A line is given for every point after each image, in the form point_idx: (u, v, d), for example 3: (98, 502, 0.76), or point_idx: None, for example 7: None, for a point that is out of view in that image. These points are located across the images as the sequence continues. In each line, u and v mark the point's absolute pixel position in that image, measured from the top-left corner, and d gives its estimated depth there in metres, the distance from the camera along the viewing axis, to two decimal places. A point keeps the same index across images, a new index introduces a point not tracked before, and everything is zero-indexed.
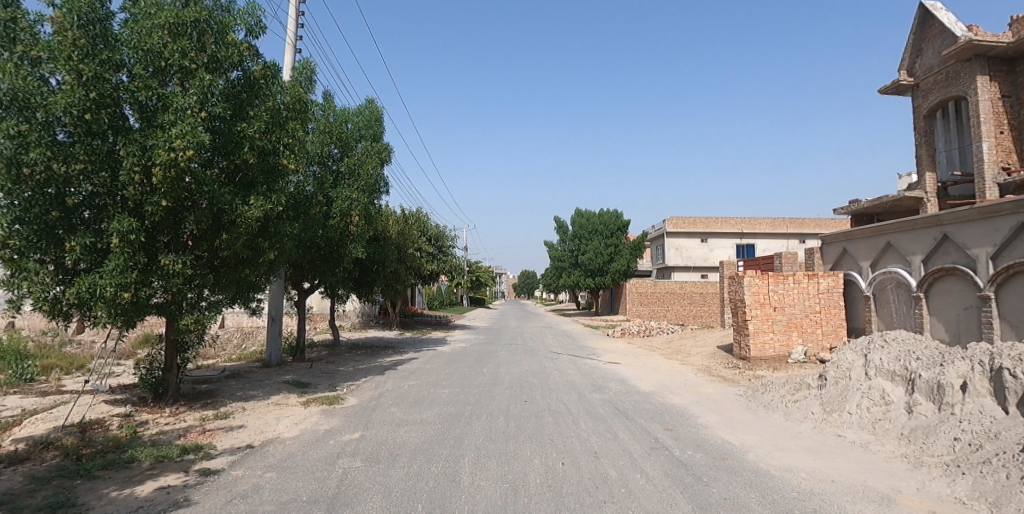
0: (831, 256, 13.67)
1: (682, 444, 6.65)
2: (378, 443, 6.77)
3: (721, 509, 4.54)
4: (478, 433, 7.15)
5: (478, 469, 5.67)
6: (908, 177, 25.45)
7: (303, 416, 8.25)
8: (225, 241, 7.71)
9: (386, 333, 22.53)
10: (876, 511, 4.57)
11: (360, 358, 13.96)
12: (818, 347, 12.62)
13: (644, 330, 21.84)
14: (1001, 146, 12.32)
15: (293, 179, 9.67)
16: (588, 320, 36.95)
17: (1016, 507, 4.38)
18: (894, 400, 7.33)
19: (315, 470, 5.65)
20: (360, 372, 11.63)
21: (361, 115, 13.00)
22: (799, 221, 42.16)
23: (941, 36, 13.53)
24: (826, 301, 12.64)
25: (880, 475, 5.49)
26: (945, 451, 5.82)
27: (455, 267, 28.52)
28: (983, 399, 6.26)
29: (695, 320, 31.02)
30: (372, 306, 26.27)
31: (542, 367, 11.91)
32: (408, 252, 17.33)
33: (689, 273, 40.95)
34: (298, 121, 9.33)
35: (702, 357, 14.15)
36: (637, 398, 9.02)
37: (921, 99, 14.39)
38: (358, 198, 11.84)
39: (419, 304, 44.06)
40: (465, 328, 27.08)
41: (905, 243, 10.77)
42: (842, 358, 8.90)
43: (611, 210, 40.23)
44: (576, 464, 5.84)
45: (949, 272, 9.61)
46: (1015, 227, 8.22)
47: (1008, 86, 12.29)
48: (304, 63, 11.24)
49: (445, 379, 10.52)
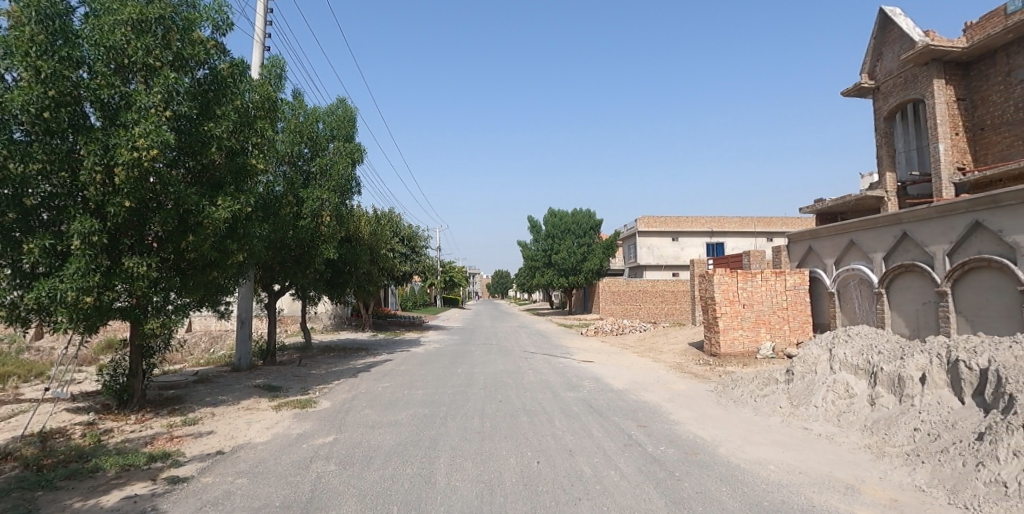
0: (797, 254, 14.00)
1: (654, 440, 6.77)
2: (352, 446, 6.72)
3: (694, 504, 4.62)
4: (453, 433, 7.15)
5: (453, 469, 5.67)
6: (868, 178, 26.13)
7: (274, 420, 8.11)
8: (192, 243, 7.53)
9: (359, 336, 22.26)
10: (841, 501, 4.73)
11: (333, 361, 13.72)
12: (785, 343, 12.86)
13: (617, 328, 22.05)
14: (956, 147, 12.71)
15: (262, 179, 9.45)
16: (561, 319, 37.17)
17: (971, 493, 4.62)
18: (857, 393, 7.57)
19: (287, 475, 5.57)
20: (333, 375, 11.47)
21: (332, 116, 12.80)
22: (766, 221, 43.02)
23: (899, 41, 13.99)
24: (792, 297, 12.96)
25: (844, 465, 5.70)
26: (905, 441, 6.07)
27: (427, 267, 28.28)
28: (940, 391, 6.56)
29: (666, 318, 31.50)
30: (344, 307, 26.01)
31: (516, 366, 11.94)
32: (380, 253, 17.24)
33: (661, 271, 41.61)
34: (267, 120, 9.21)
35: (674, 354, 14.32)
36: (610, 395, 9.11)
37: (881, 101, 14.83)
38: (329, 199, 11.58)
39: (391, 305, 43.76)
40: (439, 329, 26.88)
41: (867, 241, 11.12)
42: (808, 353, 9.11)
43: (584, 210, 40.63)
44: (551, 462, 5.89)
45: (908, 269, 9.99)
46: (971, 225, 8.59)
47: (962, 90, 12.81)
48: (273, 61, 11.00)
49: (420, 380, 10.47)
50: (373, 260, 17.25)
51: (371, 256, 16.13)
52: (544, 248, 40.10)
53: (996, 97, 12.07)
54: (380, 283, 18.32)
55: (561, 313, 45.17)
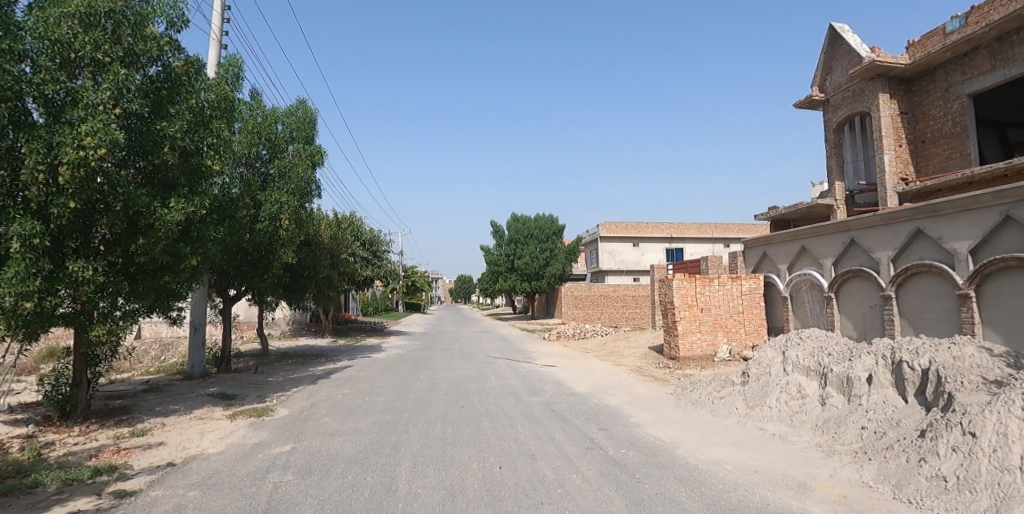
0: (752, 259, 14.43)
1: (616, 443, 6.84)
2: (310, 455, 6.55)
3: (654, 506, 4.69)
4: (415, 440, 7.06)
5: (415, 476, 5.60)
6: (817, 187, 27.23)
7: (229, 430, 7.84)
8: (142, 246, 7.22)
9: (319, 342, 21.80)
10: (794, 499, 4.87)
11: (291, 368, 13.39)
12: (741, 346, 13.22)
13: (579, 332, 22.26)
14: (900, 158, 13.33)
15: (218, 180, 9.18)
16: (524, 323, 37.29)
17: (914, 488, 4.83)
18: (809, 394, 7.84)
19: (242, 486, 5.39)
20: (291, 382, 11.18)
21: (291, 117, 12.54)
22: (724, 227, 44.17)
23: (847, 57, 14.63)
24: (748, 302, 13.34)
25: (797, 464, 5.88)
26: (853, 439, 6.31)
27: (389, 272, 27.94)
28: (886, 391, 6.87)
29: (627, 322, 32.01)
30: (303, 312, 25.42)
31: (479, 371, 11.89)
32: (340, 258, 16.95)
33: (622, 276, 42.29)
34: (223, 120, 8.96)
35: (635, 358, 14.53)
36: (572, 399, 9.17)
37: (831, 113, 15.46)
38: (288, 201, 11.32)
39: (352, 310, 43.00)
40: (401, 334, 26.57)
41: (817, 247, 11.56)
42: (763, 355, 9.38)
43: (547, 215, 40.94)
44: (513, 467, 5.88)
45: (856, 273, 10.43)
46: (913, 232, 9.05)
47: (905, 104, 13.48)
48: (231, 59, 10.71)
49: (381, 387, 10.30)
50: (334, 264, 16.95)
51: (331, 260, 15.84)
52: (507, 253, 40.18)
53: (936, 112, 12.76)
54: (341, 287, 18.00)
55: (524, 318, 45.27)
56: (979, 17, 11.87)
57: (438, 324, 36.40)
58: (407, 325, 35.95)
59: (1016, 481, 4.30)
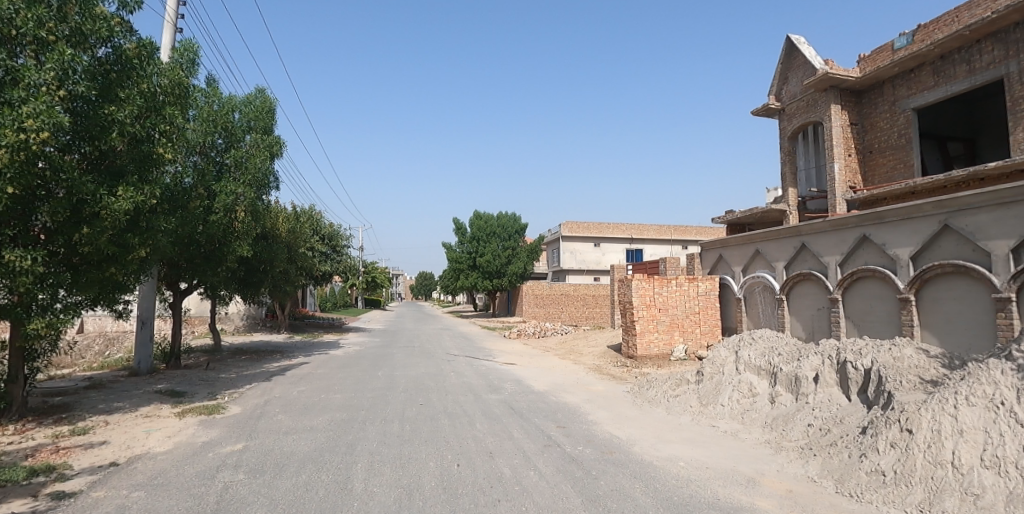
0: (708, 261, 14.82)
1: (573, 440, 6.92)
2: (263, 453, 6.39)
3: (610, 502, 4.77)
4: (372, 438, 6.98)
5: (371, 474, 5.53)
6: (772, 193, 28.12)
7: (178, 428, 7.57)
8: (86, 236, 6.88)
9: (274, 338, 21.26)
10: (743, 493, 5.03)
11: (244, 364, 13.03)
12: (696, 345, 13.57)
13: (539, 331, 22.43)
14: (849, 167, 13.93)
15: (169, 169, 8.86)
16: (485, 321, 37.31)
17: (855, 482, 5.07)
18: (759, 392, 8.11)
19: (190, 486, 5.21)
20: (244, 379, 10.88)
21: (249, 106, 12.21)
22: (683, 229, 45.10)
23: (802, 68, 15.19)
24: (704, 303, 13.70)
25: (747, 460, 6.08)
26: (800, 436, 6.57)
27: (349, 267, 27.50)
28: (830, 389, 7.17)
29: (586, 321, 32.48)
30: (257, 307, 24.75)
31: (439, 369, 11.84)
32: (297, 252, 16.61)
33: (583, 275, 42.85)
34: (177, 106, 8.65)
35: (594, 356, 14.73)
36: (531, 397, 9.23)
37: (786, 121, 16.02)
38: (244, 193, 11.01)
39: (309, 306, 42.08)
40: (359, 331, 26.18)
41: (770, 250, 11.96)
42: (717, 355, 9.65)
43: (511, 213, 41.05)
44: (471, 465, 5.88)
45: (805, 277, 10.84)
46: (859, 238, 9.47)
47: (855, 115, 14.09)
48: (186, 44, 10.32)
49: (338, 384, 10.14)
50: (291, 259, 16.59)
51: (287, 255, 15.50)
52: (468, 251, 40.10)
53: (883, 124, 13.38)
54: (297, 282, 17.61)
55: (486, 316, 45.26)
56: (924, 35, 12.49)
57: (398, 321, 36.01)
58: (366, 321, 35.45)
59: (949, 475, 4.56)
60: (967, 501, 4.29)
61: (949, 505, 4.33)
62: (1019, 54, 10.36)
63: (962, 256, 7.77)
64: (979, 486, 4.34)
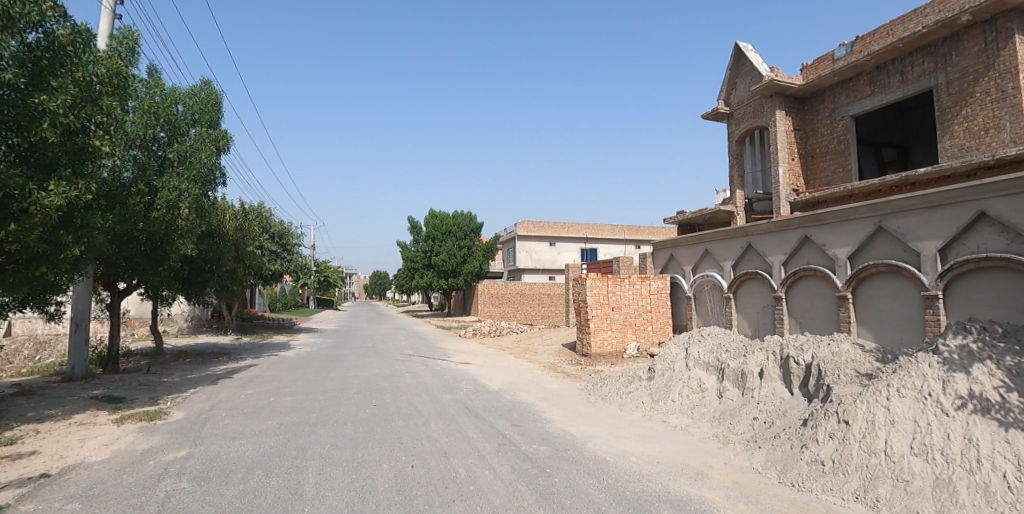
0: (660, 260, 15.19)
1: (528, 438, 6.97)
2: (208, 460, 6.17)
3: (563, 498, 4.83)
4: (324, 441, 6.84)
5: (322, 478, 5.42)
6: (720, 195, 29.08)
7: (115, 436, 7.21)
8: (13, 233, 6.44)
9: (220, 339, 20.51)
10: (692, 486, 5.19)
11: (188, 367, 12.52)
12: (648, 343, 13.89)
13: (494, 330, 22.48)
14: (792, 171, 14.55)
15: (106, 163, 8.42)
16: (440, 321, 37.09)
17: (796, 472, 5.30)
18: (708, 387, 8.38)
19: (129, 496, 4.97)
20: (188, 382, 10.46)
21: (194, 98, 11.77)
22: (635, 229, 46.16)
23: (750, 74, 15.77)
24: (655, 301, 14.05)
25: (696, 453, 6.26)
26: (746, 429, 6.82)
27: (300, 267, 26.79)
28: (774, 383, 7.48)
29: (541, 319, 32.80)
30: (201, 308, 23.80)
31: (393, 369, 11.70)
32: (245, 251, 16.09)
33: (538, 274, 43.26)
34: (115, 97, 8.24)
35: (549, 355, 14.87)
36: (486, 396, 9.25)
37: (734, 126, 16.60)
38: (188, 189, 10.58)
39: (257, 306, 40.71)
40: (310, 331, 25.56)
41: (719, 250, 12.37)
42: (667, 352, 9.91)
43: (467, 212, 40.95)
44: (425, 466, 5.84)
45: (751, 276, 11.26)
46: (801, 239, 9.92)
47: (798, 121, 14.74)
48: (125, 32, 9.84)
49: (289, 386, 9.88)
50: (238, 258, 16.05)
51: (234, 253, 14.99)
52: (423, 250, 39.78)
53: (824, 130, 14.04)
54: (246, 282, 17.06)
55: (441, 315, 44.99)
56: (862, 46, 13.18)
57: (351, 321, 35.34)
58: (317, 321, 34.62)
59: (882, 463, 4.83)
60: (898, 487, 4.57)
61: (882, 491, 4.61)
62: (946, 67, 11.09)
63: (894, 256, 8.25)
64: (908, 473, 4.62)
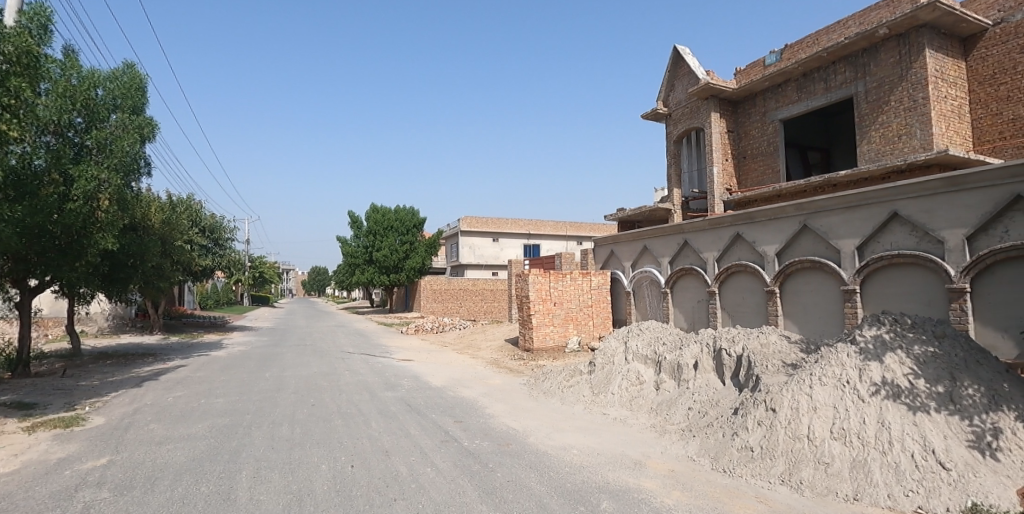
0: (601, 256, 15.53)
1: (471, 434, 6.98)
2: (131, 467, 5.83)
3: (505, 493, 4.88)
4: (260, 443, 6.61)
5: (257, 482, 5.24)
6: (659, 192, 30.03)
7: (26, 445, 6.69)
8: None
9: (144, 339, 19.34)
10: (630, 476, 5.36)
11: (109, 370, 11.75)
12: (589, 337, 14.20)
13: (436, 326, 22.34)
14: (726, 171, 15.23)
15: (14, 149, 7.78)
16: (381, 317, 36.47)
17: (728, 458, 5.58)
18: (646, 379, 8.66)
19: (41, 510, 4.63)
20: (109, 386, 9.83)
21: (114, 82, 11.04)
22: (577, 226, 47.05)
23: (687, 76, 16.34)
24: (596, 296, 14.36)
25: (635, 444, 6.46)
26: (682, 419, 7.10)
27: (233, 262, 25.63)
28: (707, 375, 7.82)
29: (484, 315, 32.89)
30: (122, 306, 22.34)
31: (332, 367, 11.43)
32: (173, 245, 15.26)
33: (481, 270, 43.34)
34: (25, 78, 7.62)
35: (492, 351, 14.93)
36: (429, 393, 9.19)
37: (672, 126, 17.16)
38: (109, 179, 9.92)
39: (186, 304, 38.56)
40: (243, 330, 24.51)
41: (657, 246, 12.78)
42: (608, 346, 10.16)
43: (410, 208, 40.40)
44: (366, 465, 5.75)
45: (687, 271, 11.71)
46: (733, 236, 10.39)
47: (731, 123, 15.42)
48: (36, 7, 9.10)
49: (222, 387, 9.47)
50: (165, 253, 15.21)
51: (160, 248, 14.19)
52: (364, 245, 38.98)
53: (755, 132, 14.75)
54: (174, 278, 16.18)
55: (383, 312, 44.23)
56: (791, 54, 13.93)
57: (289, 319, 34.15)
58: (251, 320, 33.21)
59: (805, 447, 5.15)
60: (820, 470, 4.89)
61: (806, 474, 4.92)
62: (865, 77, 11.89)
63: (818, 253, 8.79)
64: (829, 456, 4.96)
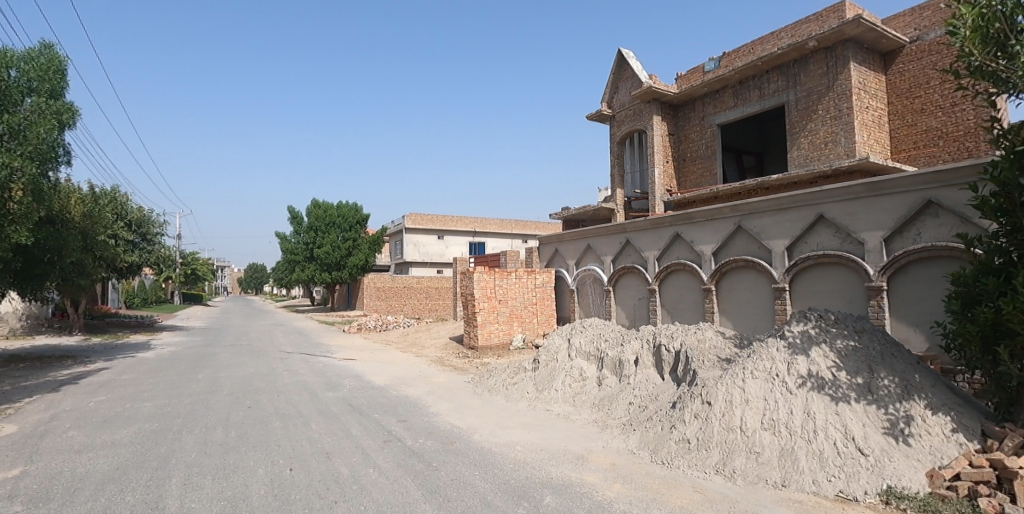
0: (546, 255, 15.74)
1: (414, 433, 6.95)
2: (47, 478, 5.46)
3: (449, 491, 4.90)
4: (192, 448, 6.34)
5: (188, 490, 5.03)
6: (602, 192, 30.67)
7: None
8: None
9: (60, 341, 18.02)
10: (573, 471, 5.49)
11: (22, 374, 10.91)
12: (534, 334, 14.37)
13: (378, 325, 21.96)
14: (666, 172, 15.77)
15: None
16: (322, 316, 35.51)
17: (666, 450, 5.80)
18: (589, 375, 8.87)
19: None
20: (22, 392, 9.13)
21: (29, 63, 10.27)
22: (523, 224, 47.41)
23: (631, 79, 16.79)
24: (541, 294, 14.56)
25: (577, 439, 6.62)
26: (623, 413, 7.32)
27: (162, 259, 24.27)
28: (648, 370, 8.09)
29: (429, 313, 32.64)
30: (33, 306, 20.67)
31: (270, 368, 11.07)
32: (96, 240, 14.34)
33: (427, 268, 42.97)
34: None
35: (436, 349, 14.85)
36: (371, 392, 9.06)
37: (616, 127, 17.58)
38: (22, 168, 9.21)
39: (109, 303, 36.13)
40: (172, 330, 23.26)
41: (600, 245, 13.08)
42: (552, 343, 10.32)
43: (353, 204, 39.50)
44: (305, 468, 5.62)
45: (629, 269, 12.05)
46: (673, 236, 10.77)
47: (672, 126, 15.98)
48: None
49: (150, 391, 8.99)
50: (86, 248, 14.25)
51: (80, 243, 13.30)
52: (305, 242, 37.82)
53: (695, 136, 15.33)
54: (96, 275, 15.20)
55: (324, 310, 43.05)
56: (728, 62, 14.55)
57: (223, 319, 32.62)
58: (180, 319, 31.52)
59: (739, 438, 5.44)
60: (751, 459, 5.18)
61: (739, 463, 5.20)
62: (796, 86, 12.58)
63: (751, 252, 9.25)
64: (760, 445, 5.26)
